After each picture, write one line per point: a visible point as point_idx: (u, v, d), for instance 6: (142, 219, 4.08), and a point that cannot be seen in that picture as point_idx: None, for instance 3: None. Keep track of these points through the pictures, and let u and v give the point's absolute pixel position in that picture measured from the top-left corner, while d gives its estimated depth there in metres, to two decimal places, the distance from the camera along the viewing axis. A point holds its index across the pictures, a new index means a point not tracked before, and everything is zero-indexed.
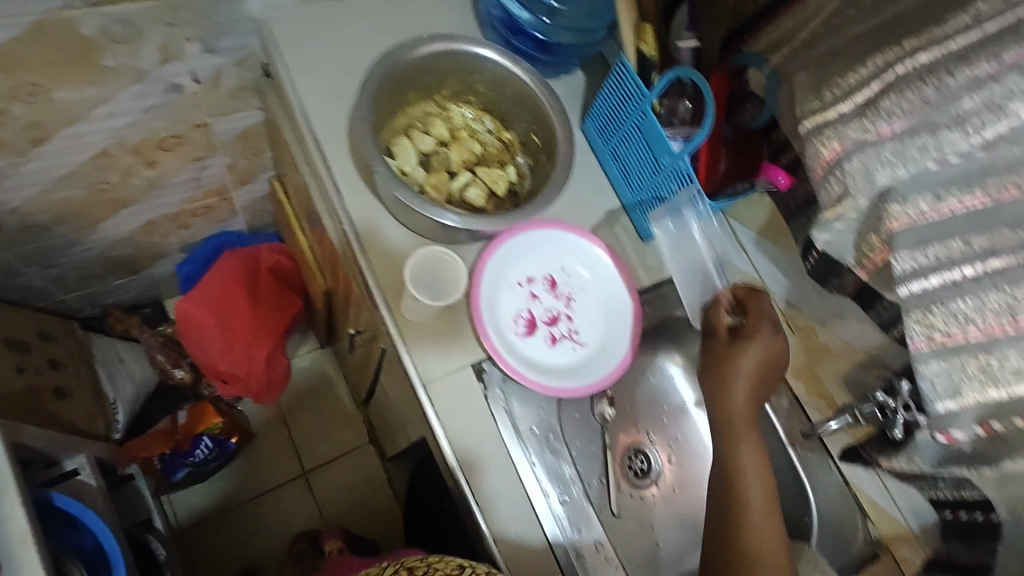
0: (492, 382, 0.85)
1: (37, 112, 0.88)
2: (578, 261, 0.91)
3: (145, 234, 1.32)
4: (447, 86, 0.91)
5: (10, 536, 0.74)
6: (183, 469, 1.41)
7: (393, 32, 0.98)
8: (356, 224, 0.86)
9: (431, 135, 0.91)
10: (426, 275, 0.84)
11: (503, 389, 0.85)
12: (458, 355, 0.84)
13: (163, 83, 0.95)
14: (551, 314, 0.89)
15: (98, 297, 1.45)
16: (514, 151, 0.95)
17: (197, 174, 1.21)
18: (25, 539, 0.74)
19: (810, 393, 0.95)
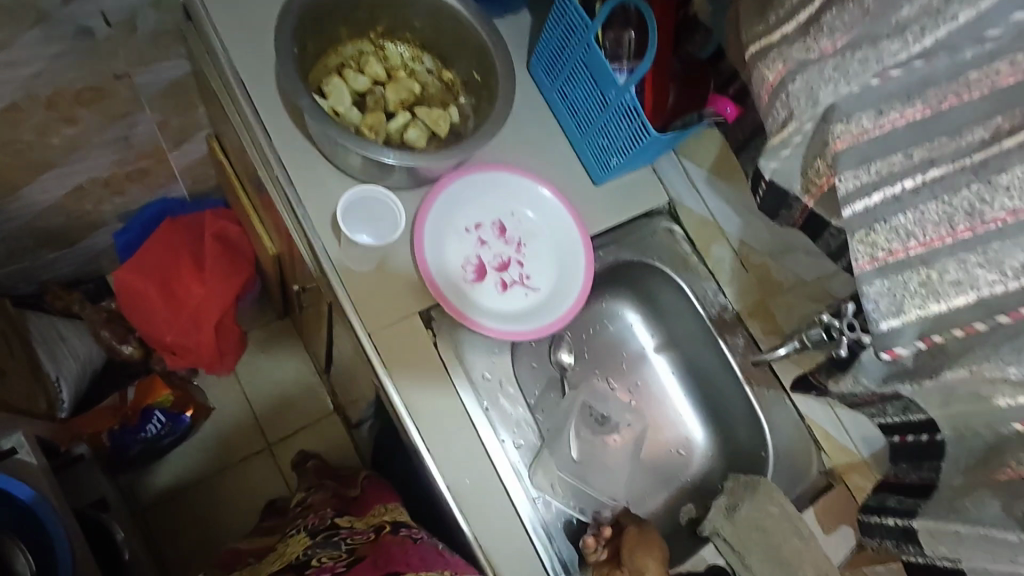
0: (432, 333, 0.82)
1: None
2: (526, 205, 0.89)
3: (75, 201, 1.24)
4: (380, 22, 0.87)
5: None
6: (136, 446, 1.36)
7: None
8: (291, 173, 0.82)
9: (365, 75, 0.87)
10: (373, 208, 0.82)
11: (454, 338, 0.83)
12: (401, 302, 0.81)
13: (69, 27, 0.88)
14: (500, 260, 0.87)
15: (32, 272, 1.36)
16: (456, 91, 0.90)
17: (124, 132, 1.13)
18: None
19: (765, 330, 0.97)
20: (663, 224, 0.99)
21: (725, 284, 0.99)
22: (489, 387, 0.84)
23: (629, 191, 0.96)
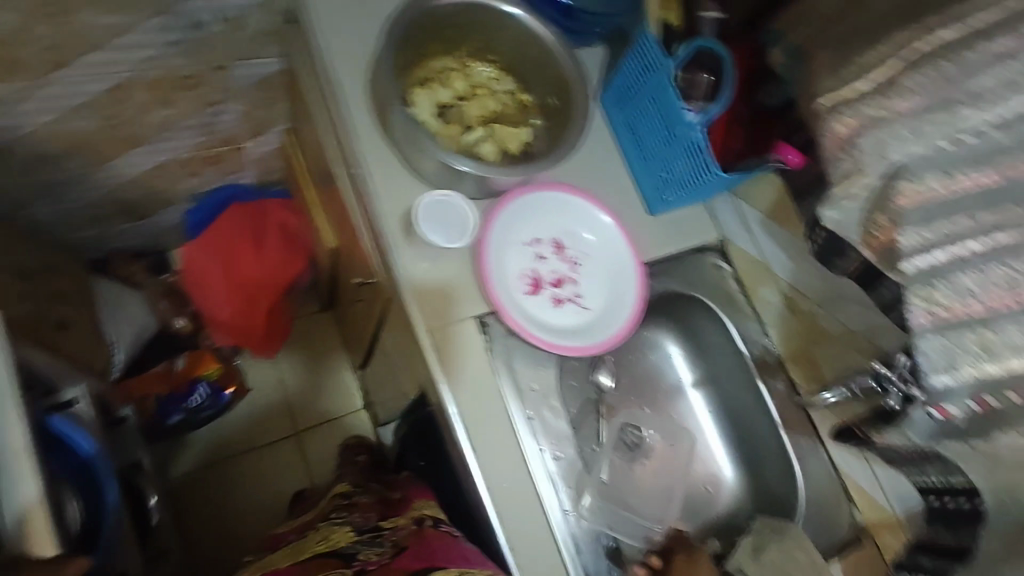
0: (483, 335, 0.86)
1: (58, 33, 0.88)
2: (586, 226, 0.92)
3: (154, 178, 1.32)
4: (470, 43, 0.93)
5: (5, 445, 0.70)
6: (178, 413, 1.42)
7: None
8: (369, 172, 0.87)
9: (449, 89, 0.92)
10: (445, 212, 0.85)
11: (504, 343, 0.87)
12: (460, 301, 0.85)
13: (184, 19, 0.95)
14: (556, 275, 0.90)
15: (102, 240, 1.45)
16: (531, 113, 0.95)
17: (210, 118, 1.21)
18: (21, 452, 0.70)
19: (806, 377, 0.98)
20: (711, 259, 1.00)
21: (770, 327, 1.00)
22: (533, 397, 0.86)
23: (684, 224, 0.99)
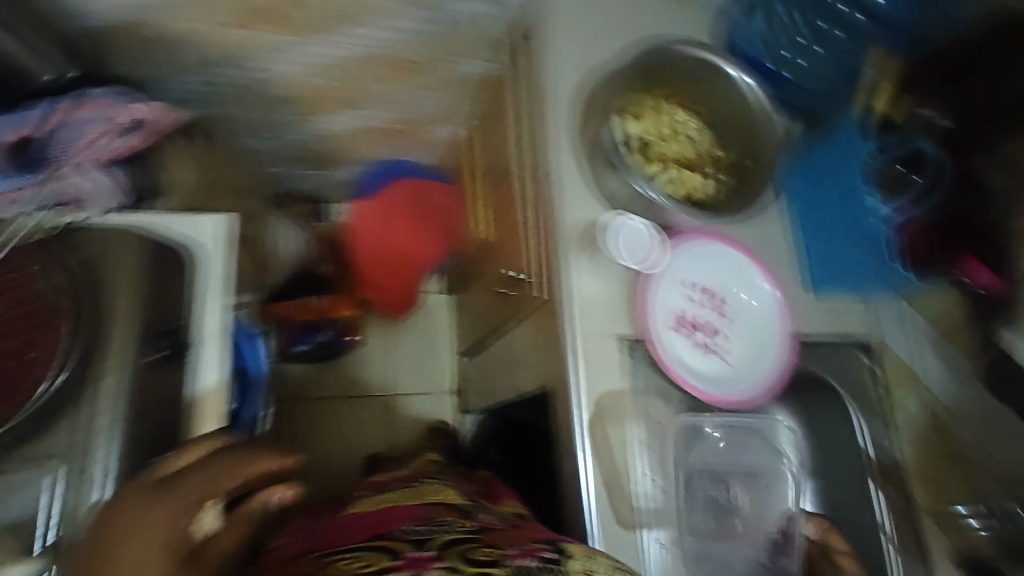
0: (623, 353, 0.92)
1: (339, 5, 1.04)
2: (742, 284, 0.96)
3: (350, 138, 1.49)
4: (678, 93, 1.01)
5: (202, 326, 0.85)
6: (306, 343, 1.56)
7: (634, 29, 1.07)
8: (561, 182, 0.95)
9: (647, 126, 0.99)
10: (631, 237, 0.90)
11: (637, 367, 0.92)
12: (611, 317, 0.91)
13: (437, 15, 1.09)
14: (703, 321, 0.94)
15: (284, 179, 1.64)
16: (713, 166, 1.00)
17: (418, 100, 1.36)
18: (215, 334, 0.85)
19: (932, 500, 0.98)
20: (854, 353, 1.02)
21: (902, 435, 1.01)
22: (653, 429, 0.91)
23: (840, 313, 1.01)
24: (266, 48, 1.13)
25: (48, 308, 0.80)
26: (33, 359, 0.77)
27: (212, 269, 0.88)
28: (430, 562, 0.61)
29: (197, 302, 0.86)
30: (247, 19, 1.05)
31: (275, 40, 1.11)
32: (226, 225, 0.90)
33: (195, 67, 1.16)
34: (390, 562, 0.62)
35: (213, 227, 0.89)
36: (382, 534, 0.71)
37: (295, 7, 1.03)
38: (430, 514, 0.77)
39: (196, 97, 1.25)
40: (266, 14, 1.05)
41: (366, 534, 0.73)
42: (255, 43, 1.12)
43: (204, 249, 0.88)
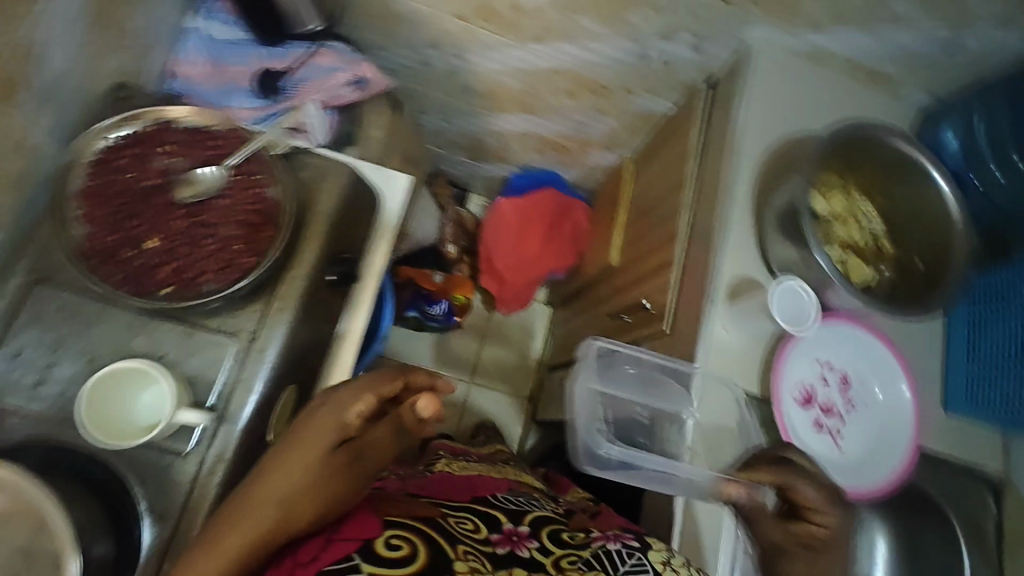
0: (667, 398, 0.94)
1: (557, 19, 1.15)
2: (878, 380, 0.95)
3: (515, 140, 1.60)
4: (865, 180, 1.02)
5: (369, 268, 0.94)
6: (416, 310, 1.65)
7: (831, 108, 1.11)
8: (727, 230, 0.99)
9: (829, 204, 1.00)
10: (791, 300, 0.90)
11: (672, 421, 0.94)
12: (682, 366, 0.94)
13: (643, 49, 1.17)
14: (828, 403, 0.93)
15: (440, 160, 1.77)
16: (881, 259, 1.01)
17: (590, 121, 1.45)
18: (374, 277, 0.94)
19: None
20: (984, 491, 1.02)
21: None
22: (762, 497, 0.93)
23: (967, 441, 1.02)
24: (480, 43, 1.26)
25: (259, 208, 0.84)
26: (236, 249, 0.82)
27: (388, 219, 0.97)
28: (528, 539, 0.81)
29: (369, 245, 0.95)
30: (475, 13, 1.18)
31: (490, 38, 1.24)
32: (407, 183, 0.99)
33: (412, 42, 1.30)
34: (491, 534, 0.79)
35: (399, 184, 0.98)
36: (480, 498, 0.89)
37: (521, 14, 1.15)
38: (516, 494, 0.95)
39: (403, 70, 1.39)
40: (494, 14, 1.17)
41: (468, 495, 0.89)
42: (473, 37, 1.25)
43: (387, 200, 0.97)
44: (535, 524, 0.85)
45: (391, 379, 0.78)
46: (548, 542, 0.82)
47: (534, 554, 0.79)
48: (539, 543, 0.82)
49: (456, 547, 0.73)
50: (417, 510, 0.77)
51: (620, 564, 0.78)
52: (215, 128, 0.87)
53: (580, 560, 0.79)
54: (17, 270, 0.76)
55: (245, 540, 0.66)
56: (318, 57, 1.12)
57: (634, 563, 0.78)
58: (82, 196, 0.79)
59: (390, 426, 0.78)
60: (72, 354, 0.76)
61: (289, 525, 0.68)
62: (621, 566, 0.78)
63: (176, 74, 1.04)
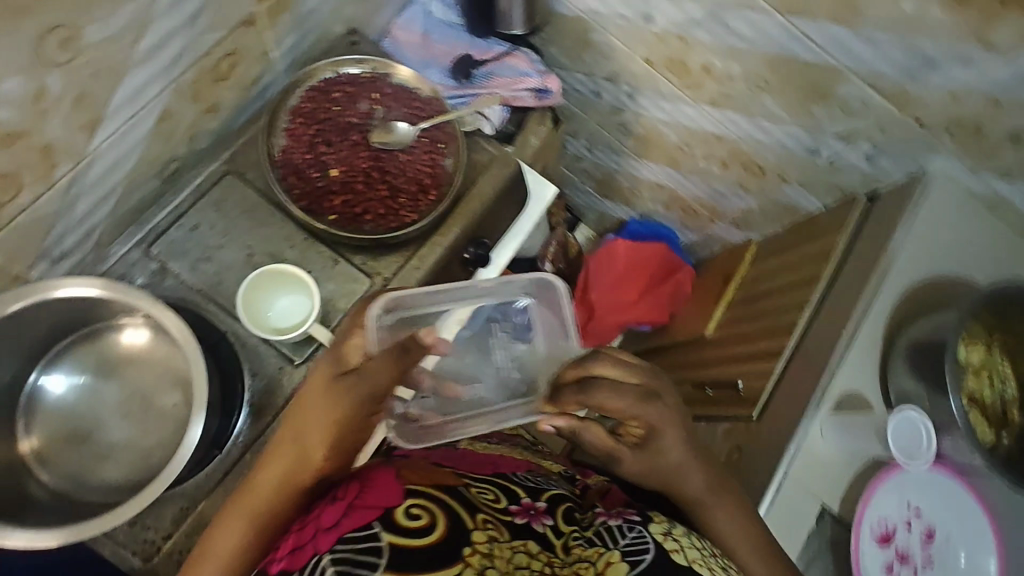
0: (525, 359, 0.91)
1: (740, 90, 1.18)
2: (966, 548, 0.91)
3: (648, 188, 1.63)
4: (1012, 338, 0.95)
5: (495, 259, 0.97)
6: None
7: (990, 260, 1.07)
8: (850, 343, 0.96)
9: (972, 351, 0.93)
10: (906, 434, 0.90)
11: (466, 343, 0.92)
12: (549, 337, 0.92)
13: (813, 142, 1.18)
14: (906, 549, 0.90)
15: (567, 184, 1.82)
16: (1006, 424, 0.94)
17: (728, 194, 1.46)
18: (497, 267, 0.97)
19: None
20: None
21: None
22: None
23: None
24: (656, 90, 1.31)
25: (433, 173, 0.89)
26: (401, 203, 0.87)
27: (526, 222, 1.00)
28: (544, 515, 0.71)
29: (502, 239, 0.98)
30: (662, 61, 1.23)
31: (667, 88, 1.28)
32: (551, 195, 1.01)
33: (591, 70, 1.36)
34: (509, 503, 0.71)
35: (544, 193, 1.01)
36: (501, 471, 0.79)
37: (708, 76, 1.19)
38: (539, 470, 0.85)
39: (572, 92, 1.46)
40: (682, 68, 1.22)
41: (488, 466, 0.80)
42: (652, 83, 1.30)
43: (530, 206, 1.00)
44: (549, 499, 0.74)
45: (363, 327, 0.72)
46: (561, 521, 0.72)
47: (546, 530, 0.70)
48: (552, 522, 0.71)
49: (476, 515, 0.66)
50: (424, 475, 0.70)
51: (620, 539, 0.70)
52: (423, 90, 0.92)
53: (586, 537, 0.71)
54: (219, 157, 0.84)
55: (280, 485, 0.66)
56: (512, 59, 1.18)
57: (635, 538, 0.70)
58: (292, 112, 0.86)
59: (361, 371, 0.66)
60: (236, 243, 0.83)
61: (309, 471, 0.66)
62: (622, 540, 0.70)
63: (392, 36, 1.15)
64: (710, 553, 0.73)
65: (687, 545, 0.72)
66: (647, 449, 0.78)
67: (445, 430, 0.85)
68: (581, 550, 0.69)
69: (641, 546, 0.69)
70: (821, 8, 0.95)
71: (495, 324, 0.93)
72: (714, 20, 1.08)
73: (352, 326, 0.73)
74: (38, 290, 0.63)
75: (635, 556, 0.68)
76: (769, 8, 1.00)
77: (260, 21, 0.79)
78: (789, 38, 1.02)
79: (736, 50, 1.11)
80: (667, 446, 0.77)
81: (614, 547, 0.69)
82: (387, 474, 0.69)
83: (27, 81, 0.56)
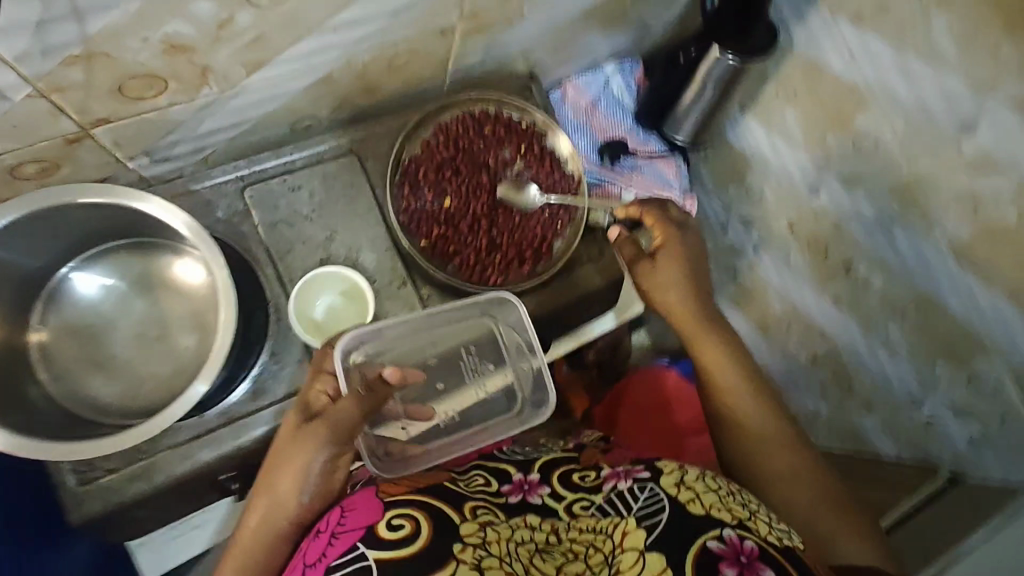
0: (495, 379, 0.80)
1: (870, 303, 1.06)
2: None
3: None
4: None
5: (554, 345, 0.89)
6: None
7: None
8: None
9: None
10: None
11: (433, 374, 0.79)
12: (516, 354, 0.80)
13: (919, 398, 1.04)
14: None
15: None
16: None
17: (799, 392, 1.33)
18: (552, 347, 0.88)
19: None
20: None
21: None
22: None
23: None
24: (783, 257, 1.21)
25: (537, 248, 0.85)
26: (493, 263, 0.83)
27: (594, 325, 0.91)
28: (539, 487, 0.65)
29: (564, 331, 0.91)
30: (805, 234, 1.14)
31: (796, 261, 1.18)
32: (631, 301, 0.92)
33: (731, 204, 1.27)
34: (501, 486, 0.65)
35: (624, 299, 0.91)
36: (484, 457, 0.72)
37: (845, 275, 1.09)
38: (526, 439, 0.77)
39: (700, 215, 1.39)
40: (823, 252, 1.11)
41: (474, 455, 0.73)
42: (783, 249, 1.20)
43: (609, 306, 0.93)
44: (544, 469, 0.67)
45: (326, 369, 0.67)
46: (562, 486, 0.64)
47: (545, 501, 0.63)
48: (551, 489, 0.64)
49: (463, 508, 0.59)
50: (406, 482, 0.63)
51: (634, 502, 0.60)
52: (570, 164, 0.87)
53: (595, 504, 0.61)
54: (351, 134, 0.82)
55: (259, 537, 0.59)
56: (663, 162, 1.13)
57: (650, 498, 0.60)
58: (438, 126, 0.83)
59: (322, 422, 0.61)
60: (321, 220, 0.80)
61: (286, 515, 0.59)
62: (635, 504, 0.59)
63: (563, 88, 1.11)
64: (729, 489, 0.60)
65: (703, 490, 0.60)
66: (647, 264, 0.81)
67: (424, 461, 0.72)
68: (589, 519, 0.60)
69: (658, 504, 0.59)
70: (1004, 280, 0.84)
71: (468, 352, 0.80)
72: (883, 228, 0.98)
73: (317, 372, 0.66)
74: (119, 193, 0.59)
75: (650, 513, 0.58)
76: (947, 249, 0.90)
77: (454, 35, 0.76)
78: (951, 287, 0.91)
79: (889, 267, 1.00)
80: (663, 265, 0.80)
81: (628, 514, 0.59)
82: (368, 491, 0.62)
83: (219, 9, 0.53)
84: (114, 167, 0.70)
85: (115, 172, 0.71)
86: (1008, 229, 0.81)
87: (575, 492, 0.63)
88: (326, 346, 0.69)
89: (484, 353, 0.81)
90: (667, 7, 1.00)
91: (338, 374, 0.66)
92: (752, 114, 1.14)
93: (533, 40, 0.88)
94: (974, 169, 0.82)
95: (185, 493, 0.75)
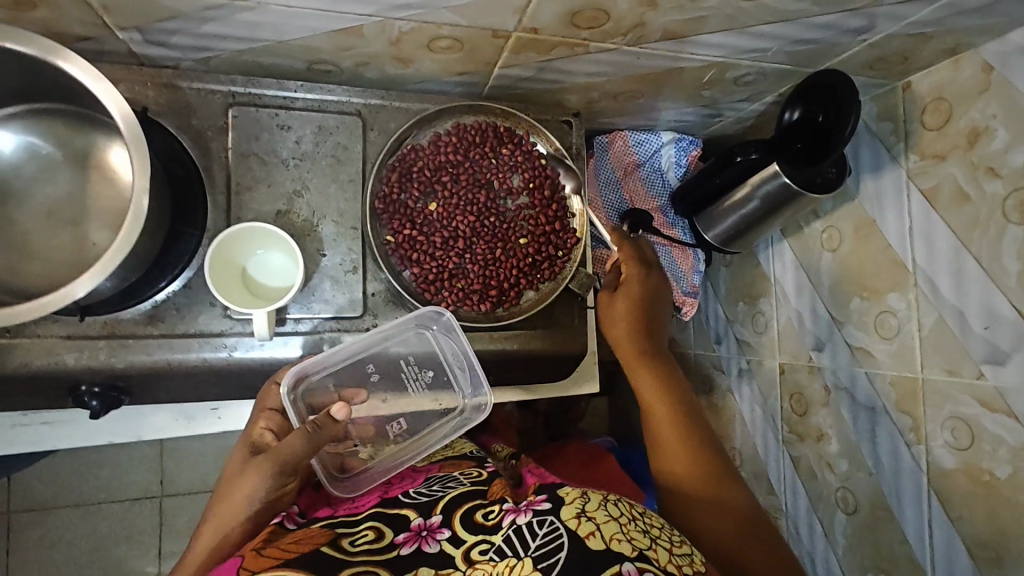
0: (439, 384, 0.76)
1: (825, 483, 0.98)
2: None
3: None
4: None
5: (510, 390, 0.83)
6: None
7: None
8: None
9: None
10: None
11: (376, 389, 0.74)
12: (456, 363, 0.75)
13: None
14: None
15: None
16: None
17: None
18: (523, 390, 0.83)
19: None
20: None
21: None
22: None
23: None
24: (761, 396, 1.12)
25: (505, 289, 0.79)
26: (453, 288, 0.77)
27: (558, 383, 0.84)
28: (439, 530, 0.57)
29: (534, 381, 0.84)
30: (791, 384, 1.05)
31: (771, 406, 1.10)
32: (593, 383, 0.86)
33: (733, 319, 1.19)
34: (395, 535, 0.57)
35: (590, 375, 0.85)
36: (385, 501, 0.64)
37: (813, 443, 1.00)
38: (437, 474, 0.69)
39: (697, 316, 1.30)
40: (800, 409, 1.03)
41: (377, 498, 0.65)
42: (765, 388, 1.11)
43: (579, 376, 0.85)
44: (446, 510, 0.60)
45: (274, 407, 0.69)
46: (462, 529, 0.56)
47: (443, 548, 0.55)
48: (451, 532, 0.56)
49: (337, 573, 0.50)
50: (279, 550, 0.53)
51: (532, 540, 0.53)
52: (575, 219, 0.82)
53: (494, 547, 0.53)
54: (366, 98, 0.77)
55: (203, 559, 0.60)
56: (681, 253, 1.07)
57: (548, 534, 0.53)
58: (458, 126, 0.79)
59: (266, 456, 0.62)
60: (296, 172, 0.73)
61: (229, 539, 0.60)
62: (533, 543, 0.53)
63: (612, 137, 1.03)
64: (629, 515, 0.56)
65: (603, 519, 0.54)
66: (607, 294, 0.83)
67: (374, 476, 0.71)
68: (486, 565, 0.52)
69: (556, 539, 0.52)
70: (971, 529, 0.76)
71: (407, 362, 0.75)
72: (868, 416, 0.89)
73: (260, 411, 0.69)
74: (41, 45, 0.52)
75: (549, 552, 0.51)
76: (926, 467, 0.81)
77: (506, 41, 0.68)
78: (911, 506, 0.83)
79: (859, 457, 0.91)
80: (621, 298, 0.82)
81: (525, 554, 0.52)
82: (232, 563, 0.52)
83: None
84: (101, 31, 0.62)
85: (101, 37, 0.64)
86: (998, 480, 0.73)
87: (476, 534, 0.55)
88: (273, 384, 0.70)
89: (422, 361, 0.75)
90: (744, 100, 0.92)
91: (285, 410, 0.68)
92: (790, 240, 1.06)
93: (593, 80, 0.80)
94: (981, 400, 0.74)
95: (38, 389, 0.68)
